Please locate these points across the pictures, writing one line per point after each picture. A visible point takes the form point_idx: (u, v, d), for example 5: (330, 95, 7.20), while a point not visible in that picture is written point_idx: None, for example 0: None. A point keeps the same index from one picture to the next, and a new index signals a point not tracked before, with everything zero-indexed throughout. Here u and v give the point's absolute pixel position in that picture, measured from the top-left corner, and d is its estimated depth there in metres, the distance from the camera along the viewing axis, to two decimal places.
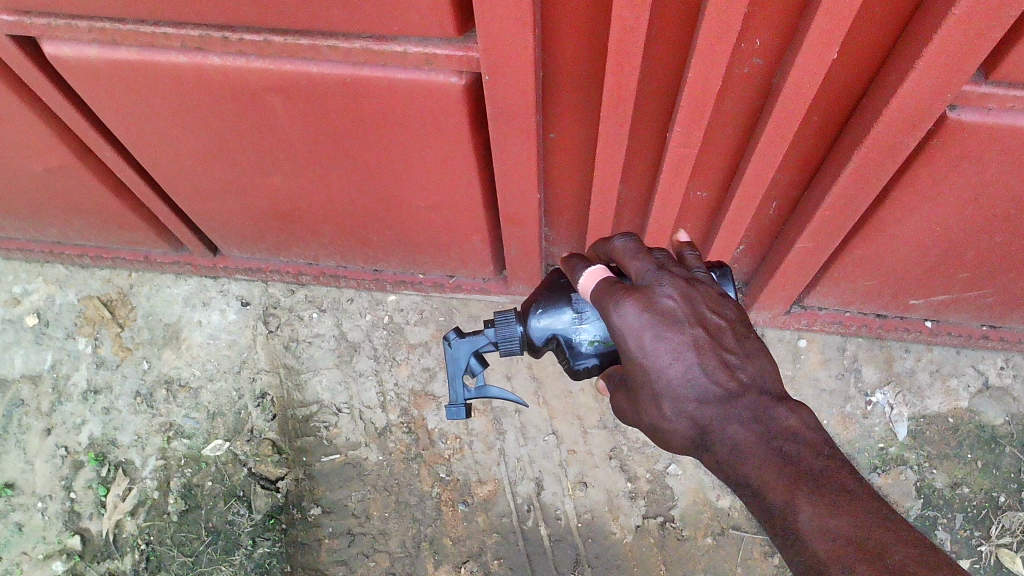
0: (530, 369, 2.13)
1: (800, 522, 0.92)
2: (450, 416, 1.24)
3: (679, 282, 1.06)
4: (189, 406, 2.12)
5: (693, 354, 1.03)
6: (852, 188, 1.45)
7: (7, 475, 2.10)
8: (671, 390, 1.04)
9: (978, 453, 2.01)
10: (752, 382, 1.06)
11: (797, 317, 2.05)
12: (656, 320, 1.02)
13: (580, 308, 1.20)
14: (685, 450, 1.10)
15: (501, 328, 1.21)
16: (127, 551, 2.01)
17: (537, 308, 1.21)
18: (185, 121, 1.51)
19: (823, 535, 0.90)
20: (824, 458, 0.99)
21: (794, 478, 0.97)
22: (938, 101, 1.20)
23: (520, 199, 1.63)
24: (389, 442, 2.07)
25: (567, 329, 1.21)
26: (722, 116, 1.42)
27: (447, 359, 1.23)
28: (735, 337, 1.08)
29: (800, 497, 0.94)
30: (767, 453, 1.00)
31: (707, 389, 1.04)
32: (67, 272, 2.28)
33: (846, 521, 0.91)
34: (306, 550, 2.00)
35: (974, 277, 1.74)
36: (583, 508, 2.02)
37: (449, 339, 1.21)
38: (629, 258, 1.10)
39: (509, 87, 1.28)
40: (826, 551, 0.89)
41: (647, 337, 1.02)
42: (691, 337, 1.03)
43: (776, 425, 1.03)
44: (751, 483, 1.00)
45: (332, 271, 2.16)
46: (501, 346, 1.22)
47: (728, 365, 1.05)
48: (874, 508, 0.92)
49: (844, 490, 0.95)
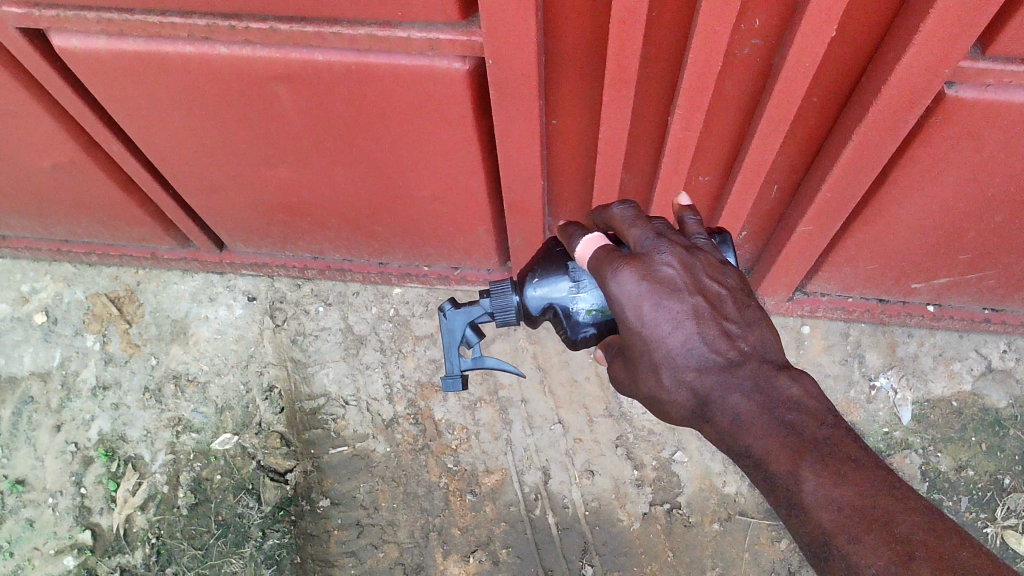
0: (536, 358, 2.15)
1: (805, 492, 0.95)
2: (448, 387, 1.29)
3: (678, 250, 1.07)
4: (197, 400, 2.14)
5: (692, 323, 1.05)
6: (852, 170, 1.46)
7: (17, 472, 2.11)
8: (670, 359, 1.06)
9: (982, 435, 2.02)
10: (753, 351, 1.08)
11: (800, 303, 2.07)
12: (656, 288, 1.03)
13: (577, 277, 1.20)
14: (687, 422, 1.12)
15: (497, 298, 1.23)
16: (137, 546, 2.03)
17: (534, 278, 1.22)
18: (191, 112, 1.52)
19: (830, 506, 0.93)
20: (827, 427, 1.00)
21: (798, 448, 0.98)
22: (935, 78, 1.21)
23: (524, 188, 1.64)
24: (397, 434, 2.09)
25: (564, 298, 1.21)
26: (722, 100, 1.44)
27: (443, 330, 1.29)
28: (734, 306, 1.09)
29: (805, 468, 0.96)
30: (770, 424, 1.01)
31: (707, 358, 1.06)
32: (74, 270, 2.30)
33: (850, 491, 0.93)
34: (316, 542, 2.01)
35: (976, 259, 1.76)
36: (590, 496, 2.03)
37: (443, 310, 1.26)
38: (628, 226, 1.11)
39: (512, 73, 1.30)
40: (830, 520, 0.93)
41: (647, 306, 1.03)
42: (690, 306, 1.05)
43: (778, 393, 1.04)
44: (752, 453, 1.02)
45: (337, 265, 2.18)
46: (497, 316, 1.25)
47: (728, 334, 1.08)
48: (880, 475, 0.95)
49: (848, 459, 0.97)
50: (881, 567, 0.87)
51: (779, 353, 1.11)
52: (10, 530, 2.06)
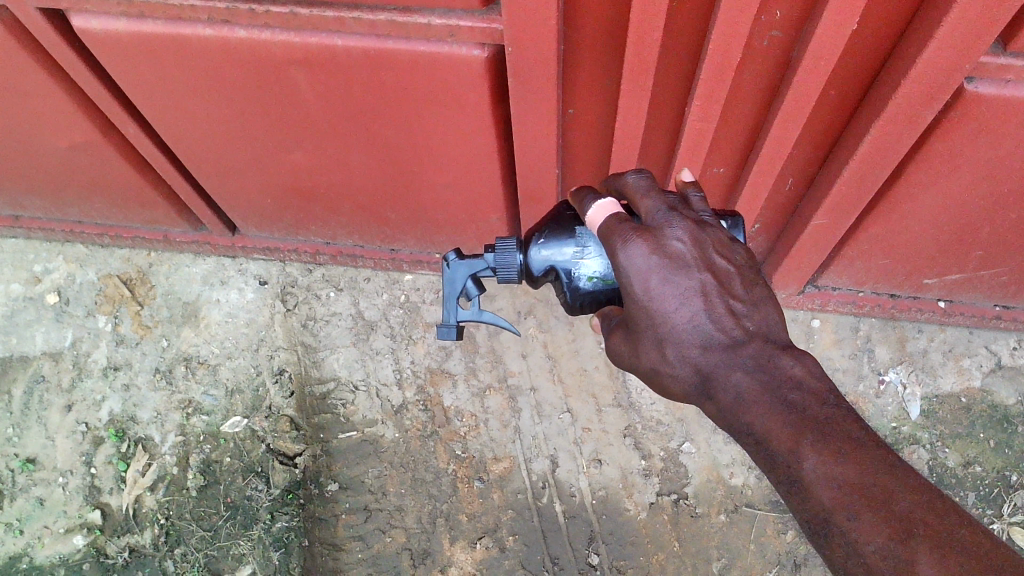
0: (546, 347, 2.16)
1: (805, 470, 0.95)
2: (440, 336, 1.27)
3: (689, 226, 1.07)
4: (208, 383, 2.15)
5: (699, 300, 1.05)
6: (868, 164, 1.46)
7: (29, 451, 2.12)
8: (676, 335, 1.06)
9: (990, 432, 2.02)
10: (757, 331, 1.09)
11: (811, 297, 2.08)
12: (665, 263, 1.04)
13: (584, 242, 1.21)
14: (687, 398, 1.12)
15: (502, 255, 1.22)
16: (146, 526, 2.04)
17: (539, 238, 1.22)
18: (208, 95, 1.52)
19: (828, 484, 0.93)
20: (829, 407, 1.00)
21: (800, 427, 0.98)
22: (956, 73, 1.21)
23: (537, 175, 1.64)
24: (406, 420, 2.10)
25: (568, 262, 1.21)
26: (739, 91, 1.43)
27: (444, 279, 1.26)
28: (741, 285, 1.09)
29: (805, 446, 0.96)
30: (772, 404, 1.02)
31: (712, 336, 1.06)
32: (87, 251, 2.31)
33: (851, 469, 0.93)
34: (324, 526, 2.02)
35: (988, 256, 1.76)
36: (597, 485, 2.03)
37: (449, 260, 1.24)
38: (640, 196, 1.11)
39: (531, 61, 1.29)
40: (830, 497, 0.93)
41: (655, 279, 1.04)
42: (698, 283, 1.05)
43: (781, 372, 1.04)
44: (755, 431, 1.03)
45: (349, 250, 2.20)
46: (500, 271, 1.23)
47: (734, 313, 1.08)
48: (880, 454, 0.94)
49: (848, 438, 0.96)
50: (881, 545, 0.88)
51: (783, 333, 1.12)
52: (19, 508, 2.07)
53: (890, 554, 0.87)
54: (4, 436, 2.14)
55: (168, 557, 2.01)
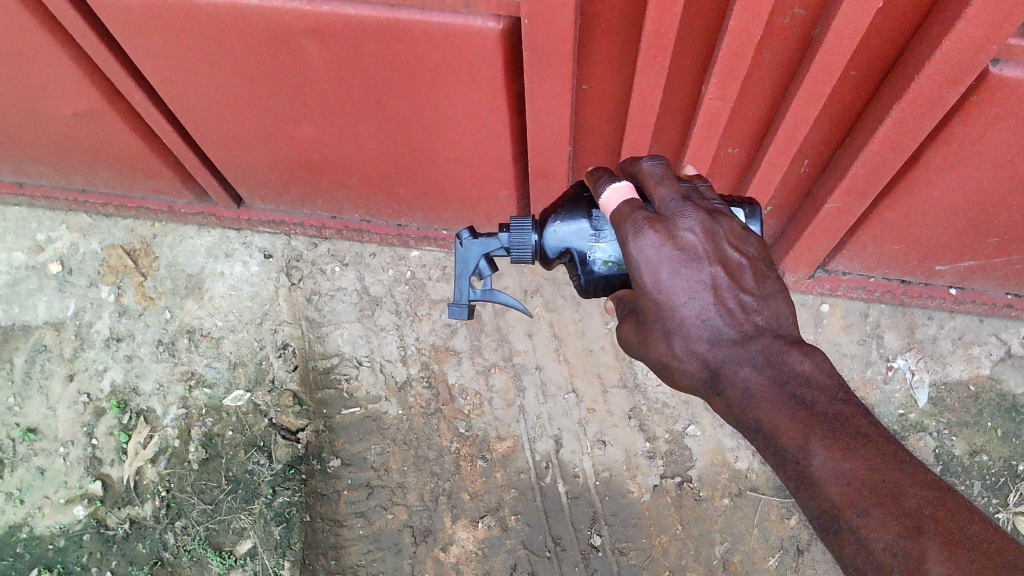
0: (552, 327, 2.13)
1: (814, 465, 0.94)
2: (451, 315, 1.25)
3: (704, 217, 1.03)
4: (211, 355, 2.13)
5: (708, 294, 1.03)
6: (886, 147, 1.44)
7: (29, 420, 2.11)
8: (683, 329, 1.04)
9: (998, 421, 2.02)
10: (767, 327, 1.06)
11: (820, 281, 2.05)
12: (676, 254, 1.01)
13: (599, 225, 1.19)
14: (693, 389, 1.11)
15: (516, 236, 1.19)
16: (147, 498, 2.04)
17: (554, 219, 1.20)
18: (217, 64, 1.49)
19: (837, 480, 0.92)
20: (837, 403, 0.98)
21: (807, 422, 0.97)
22: (982, 54, 1.18)
23: (548, 152, 1.62)
24: (410, 397, 2.08)
25: (582, 244, 1.20)
26: (757, 70, 1.40)
27: (457, 258, 1.23)
28: (753, 277, 1.07)
29: (814, 441, 0.95)
30: (780, 398, 1.00)
31: (720, 330, 1.04)
32: (90, 221, 2.26)
33: (860, 465, 0.92)
34: (326, 501, 2.02)
35: (1004, 242, 1.74)
36: (601, 466, 2.03)
37: (462, 238, 1.21)
38: (654, 182, 1.07)
39: (548, 33, 1.26)
40: (839, 494, 0.91)
41: (665, 272, 1.01)
42: (708, 276, 1.02)
43: (789, 369, 1.02)
44: (763, 427, 1.01)
45: (355, 225, 2.16)
46: (513, 252, 1.21)
47: (745, 307, 1.05)
48: (890, 449, 0.93)
49: (858, 434, 0.95)
50: (890, 542, 0.86)
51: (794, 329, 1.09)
52: (21, 478, 2.07)
53: (899, 551, 0.85)
54: (5, 405, 2.12)
55: (168, 530, 2.02)
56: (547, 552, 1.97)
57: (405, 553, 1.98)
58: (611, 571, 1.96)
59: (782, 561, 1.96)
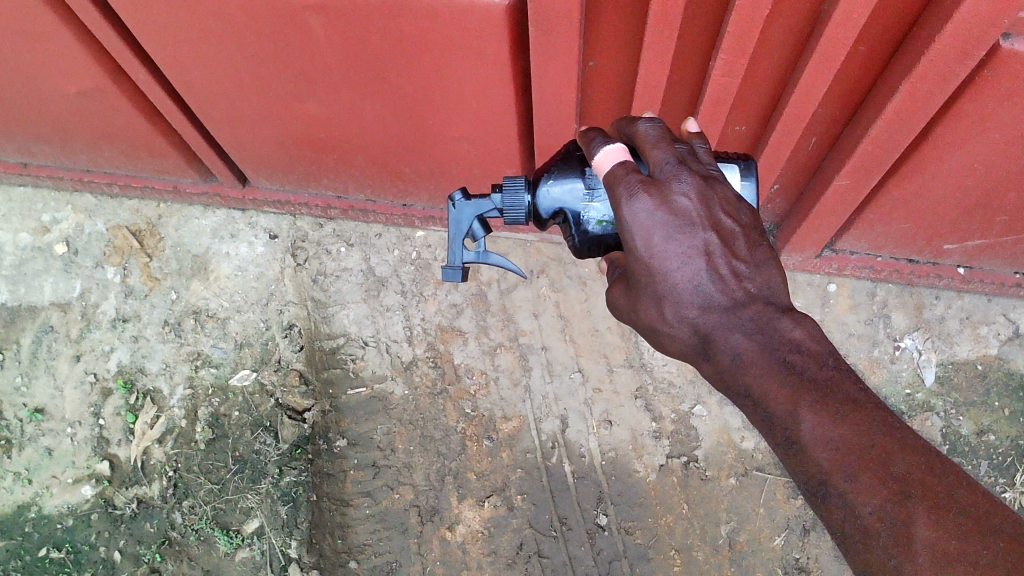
0: (558, 307, 2.11)
1: (802, 431, 0.93)
2: (445, 277, 1.25)
3: (699, 182, 1.01)
4: (217, 336, 2.13)
5: (701, 260, 1.01)
6: (896, 122, 1.43)
7: (37, 400, 2.12)
8: (675, 295, 1.03)
9: (1005, 401, 2.02)
10: (759, 294, 1.05)
11: (828, 261, 2.02)
12: (670, 219, 0.99)
13: (593, 184, 1.18)
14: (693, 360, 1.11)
15: (509, 195, 1.18)
16: (155, 478, 2.05)
17: (548, 178, 1.19)
18: (221, 41, 1.48)
19: (825, 444, 0.91)
20: (827, 369, 0.98)
21: (797, 387, 0.96)
22: (992, 28, 1.17)
23: (554, 130, 1.61)
24: (415, 376, 2.08)
25: (576, 204, 1.19)
26: (764, 45, 1.39)
27: (450, 219, 1.23)
28: (747, 245, 1.05)
29: (802, 407, 0.94)
30: (771, 364, 1.00)
31: (711, 296, 1.03)
32: (96, 202, 2.24)
33: (849, 429, 0.91)
34: (332, 481, 2.03)
35: (1012, 220, 1.73)
36: (607, 446, 2.03)
37: (454, 200, 1.20)
38: (650, 145, 1.05)
39: (555, 7, 1.25)
40: (828, 459, 0.90)
41: (658, 237, 1.00)
42: (702, 242, 1.00)
43: (791, 339, 1.02)
44: (751, 393, 1.01)
45: (359, 206, 2.12)
46: (507, 213, 1.20)
47: (738, 275, 1.04)
48: (879, 416, 0.92)
49: (847, 400, 0.94)
50: (877, 507, 0.86)
51: (785, 297, 1.08)
52: (29, 458, 2.09)
53: (886, 514, 0.85)
54: (12, 386, 2.13)
55: (175, 509, 2.03)
56: (553, 531, 1.99)
57: (412, 532, 2.01)
58: (617, 549, 1.98)
59: (787, 540, 1.97)
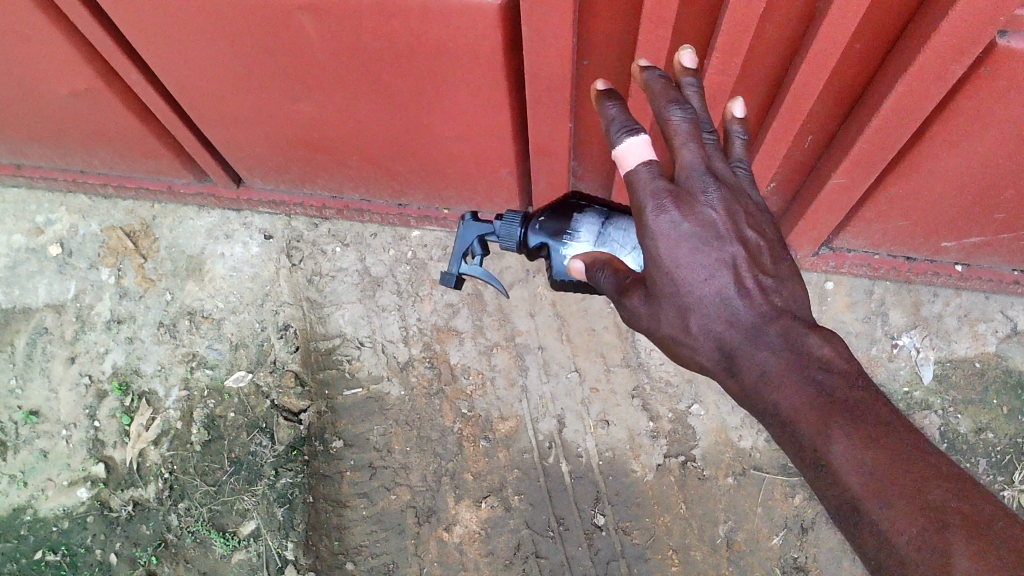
0: (555, 306, 2.10)
1: (834, 455, 0.89)
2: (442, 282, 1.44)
3: (723, 194, 1.05)
4: (212, 337, 2.12)
5: (728, 273, 1.04)
6: (892, 120, 1.42)
7: (32, 403, 2.11)
8: (701, 309, 1.05)
9: (1004, 399, 2.01)
10: (786, 307, 1.05)
11: (825, 259, 2.02)
12: (697, 230, 1.02)
13: (579, 228, 1.33)
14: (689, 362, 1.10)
15: (506, 227, 1.38)
16: (150, 480, 2.05)
17: (542, 217, 1.36)
18: (212, 41, 1.47)
19: (859, 471, 0.86)
20: (857, 390, 0.93)
21: (828, 411, 0.92)
22: (989, 26, 1.16)
23: (549, 129, 1.60)
24: (412, 377, 2.07)
25: (561, 243, 1.34)
26: (760, 44, 1.38)
27: (456, 237, 1.45)
28: (770, 260, 1.08)
29: (834, 430, 0.90)
30: (799, 383, 0.96)
31: (739, 313, 1.03)
32: (89, 203, 2.22)
33: (884, 455, 0.86)
34: (329, 482, 2.03)
35: (1010, 218, 1.72)
36: (604, 446, 2.02)
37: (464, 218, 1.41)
38: (678, 145, 1.06)
39: (548, 6, 1.24)
40: (860, 485, 0.86)
41: (684, 247, 1.03)
42: (728, 255, 1.04)
43: (793, 344, 1.00)
44: (781, 416, 0.96)
45: (355, 205, 2.11)
46: (502, 240, 1.38)
47: (764, 289, 1.05)
48: (914, 438, 0.87)
49: (880, 424, 0.89)
50: (914, 536, 0.81)
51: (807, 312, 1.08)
52: (24, 460, 2.09)
53: (924, 544, 0.80)
54: (6, 388, 2.12)
55: (171, 512, 2.03)
56: (551, 532, 1.99)
57: (409, 534, 2.00)
58: (615, 549, 1.98)
59: (785, 539, 1.97)
